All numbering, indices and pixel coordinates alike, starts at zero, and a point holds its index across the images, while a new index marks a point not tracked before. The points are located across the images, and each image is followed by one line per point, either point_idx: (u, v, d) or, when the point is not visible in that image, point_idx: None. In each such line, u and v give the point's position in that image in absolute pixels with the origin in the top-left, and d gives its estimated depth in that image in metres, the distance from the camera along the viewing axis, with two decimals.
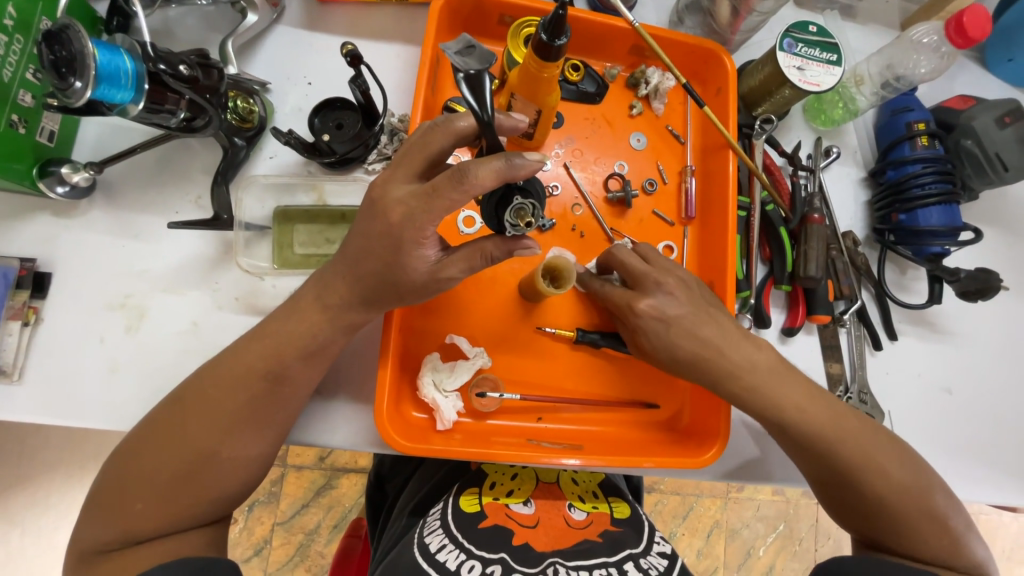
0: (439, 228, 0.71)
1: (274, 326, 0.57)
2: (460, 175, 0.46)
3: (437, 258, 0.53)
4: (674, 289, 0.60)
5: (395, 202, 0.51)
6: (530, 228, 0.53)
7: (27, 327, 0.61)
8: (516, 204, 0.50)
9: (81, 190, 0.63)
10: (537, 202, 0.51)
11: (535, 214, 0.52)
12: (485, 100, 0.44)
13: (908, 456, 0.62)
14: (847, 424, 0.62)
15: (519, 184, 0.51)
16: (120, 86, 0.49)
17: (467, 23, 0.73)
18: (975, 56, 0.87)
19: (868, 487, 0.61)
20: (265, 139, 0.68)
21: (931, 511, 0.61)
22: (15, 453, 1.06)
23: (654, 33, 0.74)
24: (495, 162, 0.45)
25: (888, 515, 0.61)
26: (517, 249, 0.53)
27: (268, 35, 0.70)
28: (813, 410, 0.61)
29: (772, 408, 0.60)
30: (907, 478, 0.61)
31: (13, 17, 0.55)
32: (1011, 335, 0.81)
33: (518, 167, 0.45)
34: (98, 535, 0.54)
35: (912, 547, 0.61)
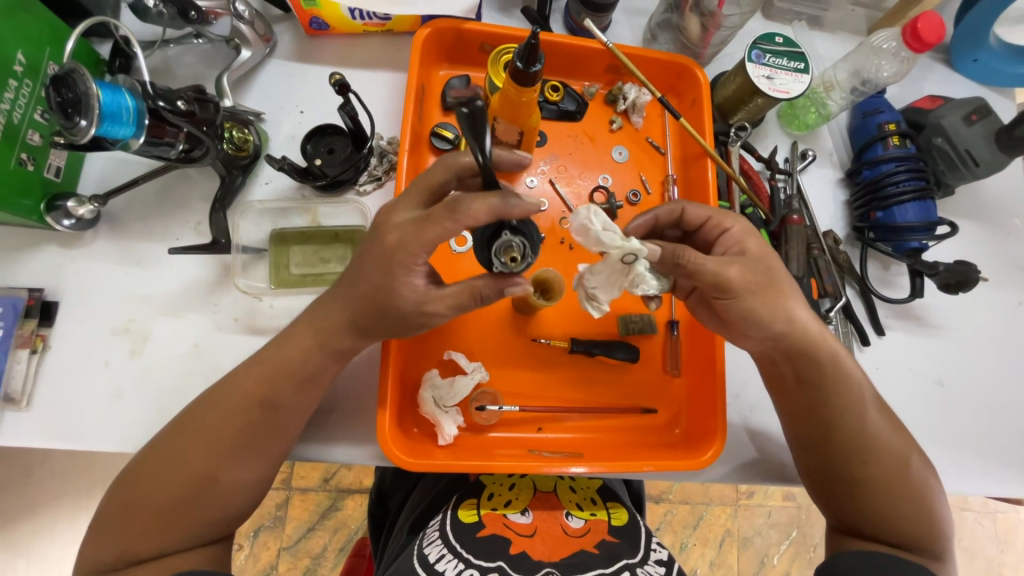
0: (431, 258, 0.73)
1: (271, 352, 0.59)
2: (455, 206, 0.50)
3: (426, 288, 0.56)
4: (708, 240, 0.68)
5: (394, 226, 0.54)
6: (518, 266, 0.53)
7: (35, 355, 0.63)
8: (505, 239, 0.51)
9: (86, 222, 0.66)
10: (526, 241, 0.52)
11: (524, 253, 0.52)
12: (485, 144, 0.46)
13: (907, 440, 0.64)
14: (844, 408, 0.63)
15: (512, 223, 0.52)
16: (122, 123, 0.52)
17: (450, 52, 0.77)
18: (940, 58, 0.91)
19: (854, 469, 0.63)
20: (261, 166, 0.71)
21: (914, 497, 0.62)
22: (22, 482, 1.07)
23: (628, 52, 0.78)
24: (491, 199, 0.49)
25: (868, 499, 0.62)
26: (506, 288, 0.54)
27: (262, 69, 0.73)
28: (814, 381, 0.63)
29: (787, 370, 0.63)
30: (897, 462, 0.62)
31: (23, 63, 0.59)
32: (998, 325, 0.83)
33: (512, 205, 0.49)
34: (104, 554, 0.55)
35: (892, 534, 0.62)
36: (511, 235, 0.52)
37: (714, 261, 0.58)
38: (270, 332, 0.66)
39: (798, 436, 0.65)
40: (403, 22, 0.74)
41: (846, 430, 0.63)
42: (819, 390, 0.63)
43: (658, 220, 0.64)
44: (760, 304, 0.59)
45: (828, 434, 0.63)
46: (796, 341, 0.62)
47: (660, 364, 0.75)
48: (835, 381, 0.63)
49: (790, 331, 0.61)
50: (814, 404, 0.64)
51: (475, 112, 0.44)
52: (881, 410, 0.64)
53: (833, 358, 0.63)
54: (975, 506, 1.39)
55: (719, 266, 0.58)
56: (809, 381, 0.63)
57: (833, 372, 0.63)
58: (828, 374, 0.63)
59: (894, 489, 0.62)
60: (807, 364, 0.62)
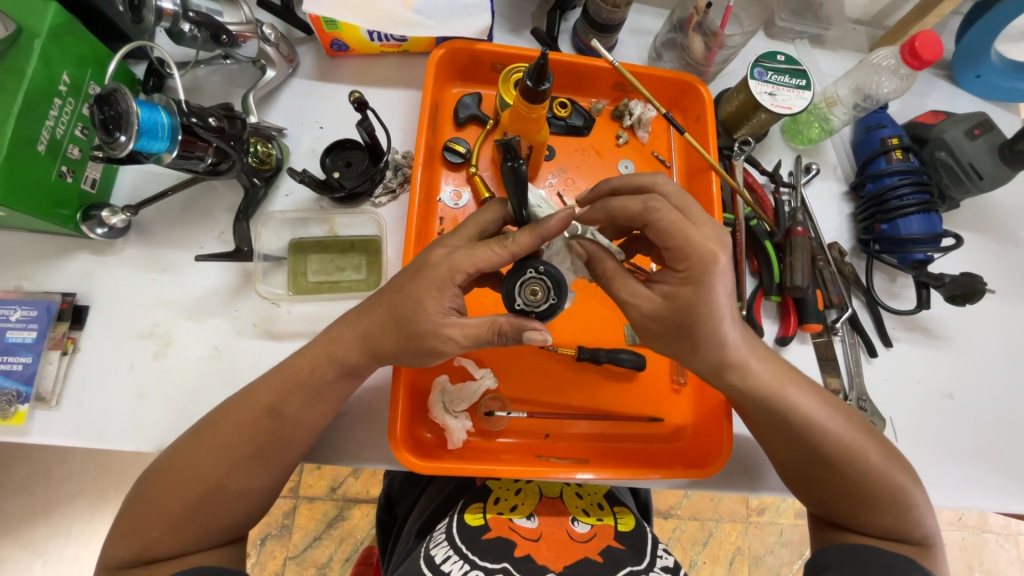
0: (466, 297, 0.74)
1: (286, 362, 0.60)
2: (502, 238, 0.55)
3: (448, 312, 0.56)
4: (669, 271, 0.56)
5: (436, 246, 0.57)
6: (540, 307, 0.56)
7: (65, 356, 0.66)
8: (528, 278, 0.55)
9: (118, 230, 0.70)
10: (550, 283, 0.56)
11: (546, 294, 0.56)
12: (516, 190, 0.55)
13: (862, 432, 0.63)
14: (812, 426, 0.61)
15: (540, 263, 0.56)
16: (157, 138, 0.56)
17: (463, 71, 0.80)
18: (943, 74, 0.92)
19: (813, 473, 0.63)
20: (282, 179, 0.75)
21: (883, 491, 0.62)
22: (42, 483, 1.10)
23: (633, 70, 0.81)
24: (531, 226, 0.54)
25: (840, 495, 0.63)
26: (525, 329, 0.54)
27: (285, 87, 0.78)
28: (773, 405, 0.61)
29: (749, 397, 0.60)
30: (858, 461, 0.62)
31: (67, 84, 0.63)
32: (1008, 338, 0.82)
33: (548, 226, 0.54)
34: (125, 550, 0.57)
35: (864, 526, 0.63)
36: (535, 274, 0.55)
37: (629, 292, 0.55)
38: (289, 337, 0.69)
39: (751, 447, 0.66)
40: (418, 43, 0.78)
41: (816, 446, 0.62)
42: (759, 409, 0.61)
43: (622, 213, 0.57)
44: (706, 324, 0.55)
45: (776, 448, 0.64)
46: (733, 368, 0.58)
47: (667, 372, 0.76)
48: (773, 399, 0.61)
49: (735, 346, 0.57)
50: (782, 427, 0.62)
51: (518, 169, 0.53)
52: (829, 413, 0.62)
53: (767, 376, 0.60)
54: (996, 528, 1.36)
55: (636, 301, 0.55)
56: (749, 403, 0.61)
57: (769, 392, 0.60)
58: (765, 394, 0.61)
59: (873, 489, 0.62)
60: (769, 389, 0.60)
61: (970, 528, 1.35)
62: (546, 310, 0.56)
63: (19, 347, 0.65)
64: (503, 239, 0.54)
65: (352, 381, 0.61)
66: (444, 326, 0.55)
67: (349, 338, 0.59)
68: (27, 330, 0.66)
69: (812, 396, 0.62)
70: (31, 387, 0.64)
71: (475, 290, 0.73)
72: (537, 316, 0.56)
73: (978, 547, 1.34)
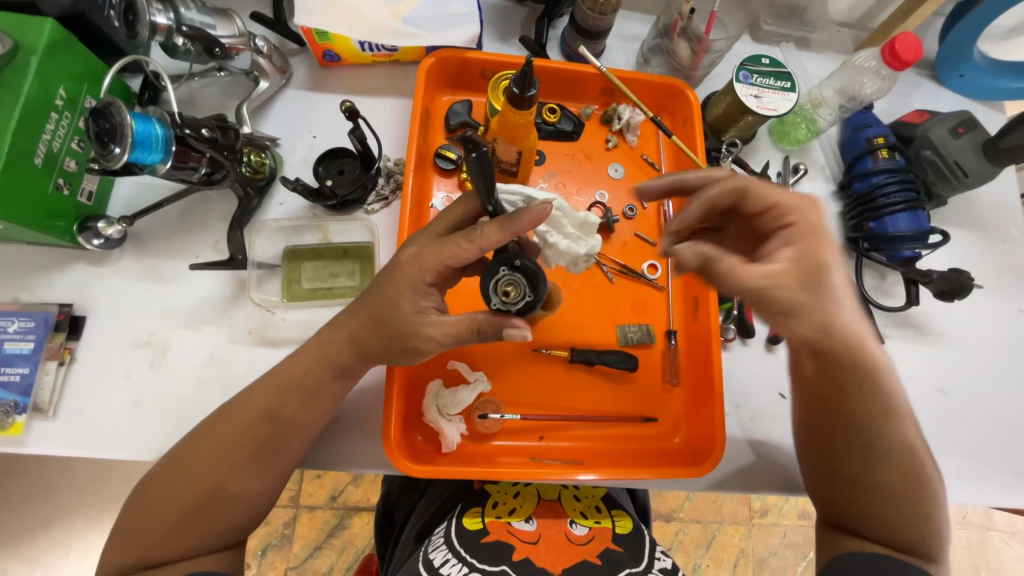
0: (450, 291, 0.74)
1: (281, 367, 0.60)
2: (470, 232, 0.55)
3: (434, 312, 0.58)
4: (788, 238, 0.57)
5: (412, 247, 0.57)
6: (514, 305, 0.56)
7: (62, 366, 0.67)
8: (504, 276, 0.55)
9: (114, 241, 0.71)
10: (524, 280, 0.56)
11: (519, 291, 0.56)
12: (481, 182, 0.51)
13: (925, 449, 0.64)
14: (892, 420, 0.62)
15: (514, 261, 0.56)
16: (151, 150, 0.57)
17: (453, 79, 0.82)
18: (927, 74, 0.94)
19: (864, 471, 0.63)
20: (276, 188, 0.76)
21: (916, 501, 0.62)
22: (41, 496, 1.10)
23: (621, 75, 0.82)
24: (500, 218, 0.53)
25: (869, 497, 0.63)
26: (505, 327, 0.55)
27: (278, 98, 0.79)
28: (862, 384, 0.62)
29: (849, 367, 0.61)
30: (909, 469, 0.62)
31: (64, 98, 0.64)
32: (1001, 333, 0.83)
33: (519, 216, 0.52)
34: (124, 555, 0.57)
35: (875, 532, 0.62)
36: (510, 271, 0.56)
37: (743, 274, 0.55)
38: (284, 343, 0.70)
39: (804, 426, 0.67)
40: (409, 52, 0.79)
41: (882, 436, 0.62)
42: (853, 385, 0.62)
43: (715, 203, 0.62)
44: (807, 313, 0.57)
45: (842, 434, 0.64)
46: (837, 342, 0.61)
47: (660, 372, 0.76)
48: (874, 379, 0.62)
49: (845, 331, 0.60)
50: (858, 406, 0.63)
51: (484, 160, 0.49)
52: (907, 417, 0.63)
53: (874, 366, 0.61)
54: (1001, 526, 1.35)
55: (770, 279, 0.55)
56: (845, 373, 0.62)
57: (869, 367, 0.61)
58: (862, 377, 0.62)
59: (904, 499, 0.62)
60: (853, 369, 0.61)
61: (975, 526, 1.35)
62: (524, 307, 0.56)
63: (16, 359, 0.66)
64: (473, 231, 0.54)
65: (346, 383, 0.61)
66: (424, 325, 0.56)
67: (342, 341, 0.59)
68: (24, 341, 0.66)
69: (904, 393, 0.64)
70: (29, 398, 0.65)
71: (460, 286, 0.74)
72: (516, 314, 0.56)
73: (983, 545, 1.34)
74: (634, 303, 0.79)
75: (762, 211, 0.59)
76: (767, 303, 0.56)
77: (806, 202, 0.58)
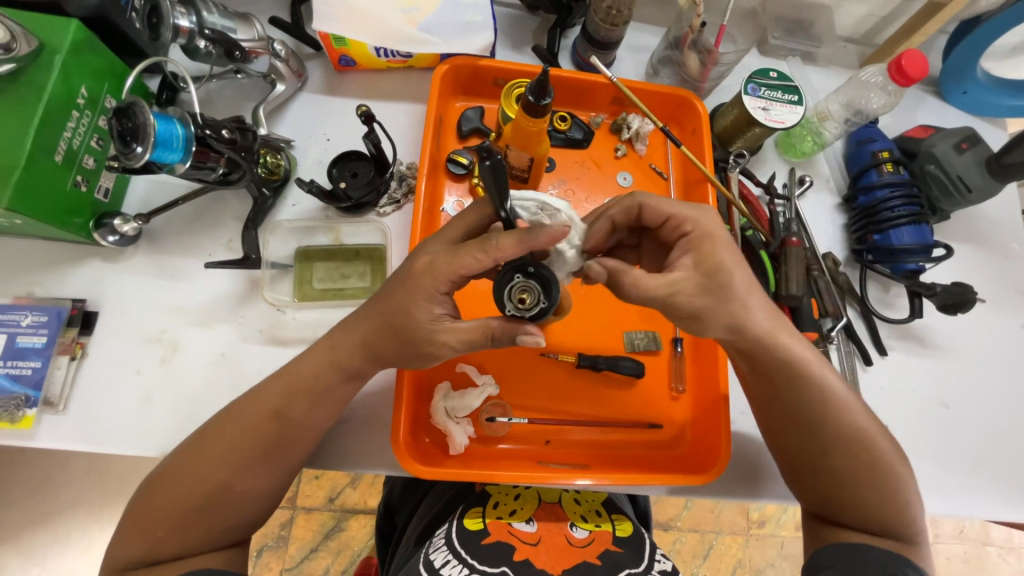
0: (460, 292, 0.76)
1: (291, 368, 0.61)
2: (484, 242, 0.54)
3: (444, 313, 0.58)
4: (683, 248, 0.59)
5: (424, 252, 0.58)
6: (529, 311, 0.56)
7: (74, 361, 0.67)
8: (517, 283, 0.56)
9: (129, 238, 0.72)
10: (539, 286, 0.56)
11: (534, 297, 0.56)
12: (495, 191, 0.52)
13: (877, 430, 0.64)
14: (832, 410, 0.63)
15: (529, 267, 0.56)
16: (172, 149, 0.58)
17: (466, 86, 0.83)
18: (931, 91, 0.95)
19: (823, 460, 0.63)
20: (290, 189, 0.77)
21: (881, 486, 0.62)
22: (41, 491, 1.09)
23: (631, 86, 0.84)
24: (517, 232, 0.54)
25: (833, 485, 0.64)
26: (518, 334, 0.56)
27: (293, 100, 0.80)
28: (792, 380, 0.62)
29: (777, 365, 0.62)
30: (864, 454, 0.63)
31: (85, 97, 0.65)
32: (1001, 347, 0.84)
33: (537, 234, 0.53)
34: (130, 551, 0.57)
35: (859, 520, 0.63)
36: (525, 278, 0.56)
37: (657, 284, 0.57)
38: (294, 343, 0.70)
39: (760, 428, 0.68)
40: (423, 59, 0.80)
41: (830, 426, 0.63)
42: (783, 381, 0.63)
43: (615, 222, 0.64)
44: (712, 316, 0.58)
45: (789, 427, 0.64)
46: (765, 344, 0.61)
47: (665, 379, 0.77)
48: (806, 374, 0.62)
49: (757, 330, 0.60)
50: (792, 403, 0.63)
51: (498, 168, 0.50)
52: (849, 403, 0.63)
53: (801, 361, 0.62)
54: (998, 541, 1.35)
55: (672, 287, 0.57)
56: (775, 371, 0.62)
57: (798, 360, 0.62)
58: (794, 371, 0.62)
59: (867, 484, 0.63)
60: (781, 367, 0.62)
61: (972, 541, 1.35)
62: (538, 313, 0.56)
63: (29, 352, 0.66)
64: (487, 242, 0.54)
65: (356, 385, 0.62)
66: (439, 332, 0.57)
67: (353, 342, 0.60)
68: (37, 335, 0.67)
69: (840, 382, 0.64)
70: (40, 392, 0.65)
71: (469, 289, 0.75)
72: (530, 320, 0.57)
73: (980, 561, 1.34)
74: (641, 310, 0.79)
75: (662, 223, 0.62)
76: (673, 310, 0.58)
77: (695, 209, 0.61)
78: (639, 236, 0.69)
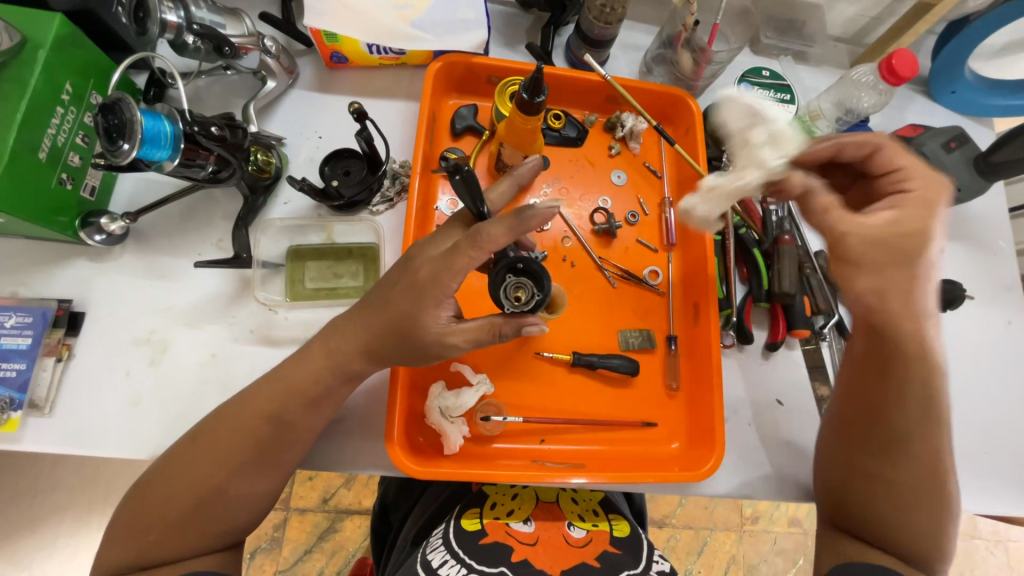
0: (460, 292, 0.75)
1: (286, 370, 0.60)
2: (476, 236, 0.53)
3: (449, 320, 0.57)
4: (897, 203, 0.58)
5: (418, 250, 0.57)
6: (524, 305, 0.60)
7: (60, 363, 0.66)
8: (511, 280, 0.60)
9: (117, 237, 0.70)
10: (532, 280, 0.60)
11: (529, 292, 0.60)
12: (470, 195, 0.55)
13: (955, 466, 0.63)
14: (936, 434, 0.61)
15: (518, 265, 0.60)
16: (160, 146, 0.57)
17: (460, 83, 0.82)
18: (920, 90, 0.96)
19: (890, 475, 0.62)
20: (281, 187, 0.76)
21: (930, 512, 0.61)
22: (28, 494, 1.07)
23: (625, 84, 0.84)
24: (508, 221, 0.52)
25: (881, 501, 0.63)
26: (524, 326, 0.58)
27: (284, 98, 0.79)
28: (913, 392, 0.60)
29: (901, 374, 0.60)
30: (936, 478, 0.61)
31: (70, 93, 0.64)
32: (990, 343, 0.85)
33: (527, 218, 0.52)
34: (121, 556, 0.56)
35: (873, 535, 0.64)
36: (517, 275, 0.60)
37: (851, 221, 0.57)
38: (286, 343, 0.69)
39: (846, 427, 0.65)
40: (416, 56, 0.80)
41: (921, 446, 0.61)
42: (908, 389, 0.60)
43: (843, 151, 0.62)
44: (884, 278, 0.57)
45: (873, 432, 0.63)
46: (903, 349, 0.59)
47: (660, 377, 0.77)
48: (926, 389, 0.60)
49: (913, 330, 0.58)
50: (901, 414, 0.61)
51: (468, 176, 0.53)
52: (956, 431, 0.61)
53: (930, 375, 0.59)
54: (985, 534, 1.38)
55: (858, 226, 0.57)
56: (902, 373, 0.60)
57: (928, 375, 0.59)
58: (918, 382, 0.60)
59: (920, 507, 0.62)
60: (905, 374, 0.60)
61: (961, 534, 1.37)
62: (534, 306, 0.59)
63: (13, 354, 0.65)
64: (480, 239, 0.53)
65: (352, 386, 0.61)
66: (447, 335, 0.56)
67: (347, 343, 0.59)
68: (21, 337, 0.65)
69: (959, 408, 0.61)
70: (25, 394, 0.64)
71: (468, 288, 0.75)
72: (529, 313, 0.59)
73: (968, 553, 1.36)
74: (635, 308, 0.80)
75: (885, 173, 0.61)
76: (840, 249, 0.58)
77: (937, 184, 0.59)
78: (849, 177, 0.67)
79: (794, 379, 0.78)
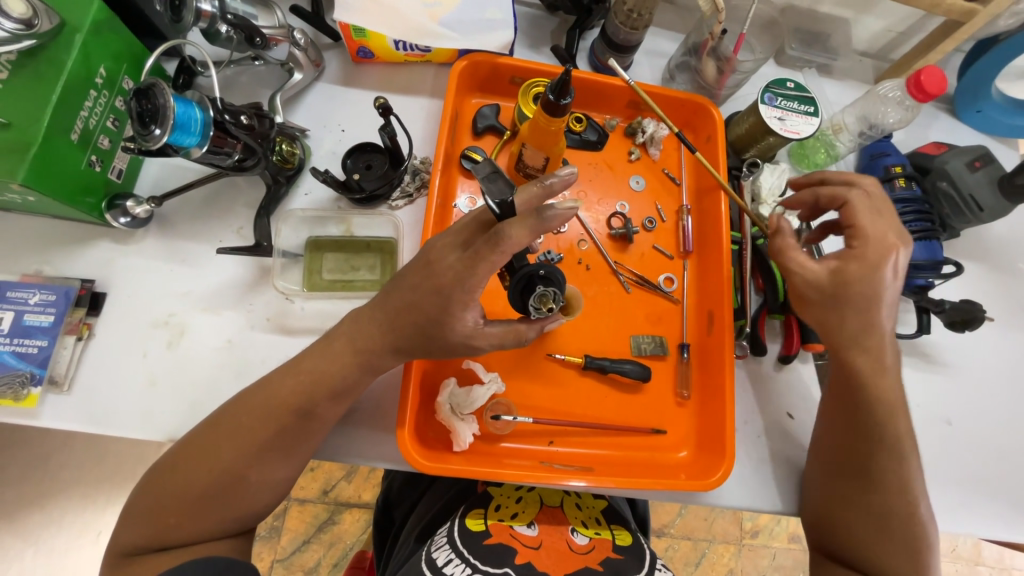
0: (482, 295, 0.75)
1: (309, 362, 0.60)
2: (496, 237, 0.52)
3: (476, 323, 0.58)
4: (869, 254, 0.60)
5: (439, 248, 0.57)
6: (552, 310, 0.61)
7: (80, 341, 0.67)
8: (539, 291, 0.59)
9: (140, 221, 0.71)
10: (557, 289, 0.60)
11: (556, 299, 0.60)
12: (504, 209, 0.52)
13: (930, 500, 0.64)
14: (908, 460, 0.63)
15: (542, 274, 0.59)
16: (189, 132, 0.58)
17: (483, 83, 0.83)
18: (945, 108, 0.96)
19: (861, 496, 0.64)
20: (303, 177, 0.76)
21: (910, 536, 0.62)
22: (37, 471, 1.09)
23: (649, 89, 0.83)
24: (528, 221, 0.51)
25: (854, 521, 0.64)
26: (546, 325, 0.63)
27: (309, 90, 0.80)
28: (869, 423, 0.63)
29: (869, 401, 0.63)
30: (907, 505, 0.63)
31: (103, 76, 0.65)
32: (1007, 367, 0.84)
33: (549, 217, 0.50)
34: (135, 535, 0.57)
35: (851, 554, 0.65)
36: (545, 286, 0.59)
37: (798, 267, 0.62)
38: (301, 332, 0.70)
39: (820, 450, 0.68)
40: (441, 54, 0.80)
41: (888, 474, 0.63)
42: (867, 417, 0.63)
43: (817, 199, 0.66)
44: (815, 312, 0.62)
45: (849, 459, 0.65)
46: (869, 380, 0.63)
47: (671, 385, 0.77)
48: (888, 420, 0.63)
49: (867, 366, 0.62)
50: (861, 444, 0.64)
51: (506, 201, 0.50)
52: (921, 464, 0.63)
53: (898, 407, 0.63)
54: (990, 561, 1.35)
55: (799, 270, 0.62)
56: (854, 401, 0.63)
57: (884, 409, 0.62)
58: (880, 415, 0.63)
59: (898, 531, 0.63)
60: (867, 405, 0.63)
61: (964, 560, 1.35)
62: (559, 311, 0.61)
63: (35, 331, 0.66)
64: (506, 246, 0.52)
65: (371, 379, 0.62)
66: (474, 338, 0.58)
67: (364, 336, 0.60)
68: (44, 314, 0.66)
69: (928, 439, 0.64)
70: (45, 370, 0.65)
71: (490, 291, 0.75)
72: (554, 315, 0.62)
73: None
74: (649, 314, 0.79)
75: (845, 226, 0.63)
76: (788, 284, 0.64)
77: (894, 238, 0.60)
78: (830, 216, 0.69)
79: (805, 393, 0.77)
